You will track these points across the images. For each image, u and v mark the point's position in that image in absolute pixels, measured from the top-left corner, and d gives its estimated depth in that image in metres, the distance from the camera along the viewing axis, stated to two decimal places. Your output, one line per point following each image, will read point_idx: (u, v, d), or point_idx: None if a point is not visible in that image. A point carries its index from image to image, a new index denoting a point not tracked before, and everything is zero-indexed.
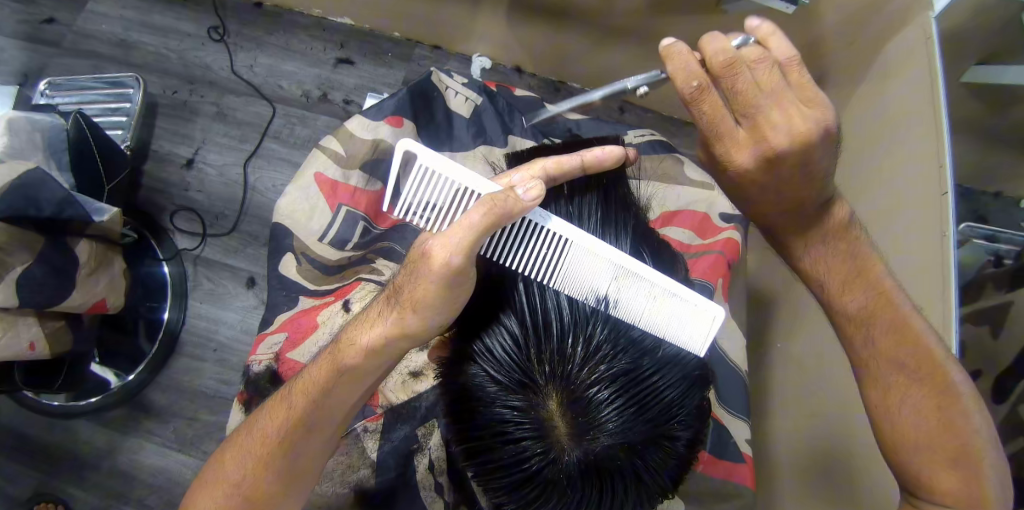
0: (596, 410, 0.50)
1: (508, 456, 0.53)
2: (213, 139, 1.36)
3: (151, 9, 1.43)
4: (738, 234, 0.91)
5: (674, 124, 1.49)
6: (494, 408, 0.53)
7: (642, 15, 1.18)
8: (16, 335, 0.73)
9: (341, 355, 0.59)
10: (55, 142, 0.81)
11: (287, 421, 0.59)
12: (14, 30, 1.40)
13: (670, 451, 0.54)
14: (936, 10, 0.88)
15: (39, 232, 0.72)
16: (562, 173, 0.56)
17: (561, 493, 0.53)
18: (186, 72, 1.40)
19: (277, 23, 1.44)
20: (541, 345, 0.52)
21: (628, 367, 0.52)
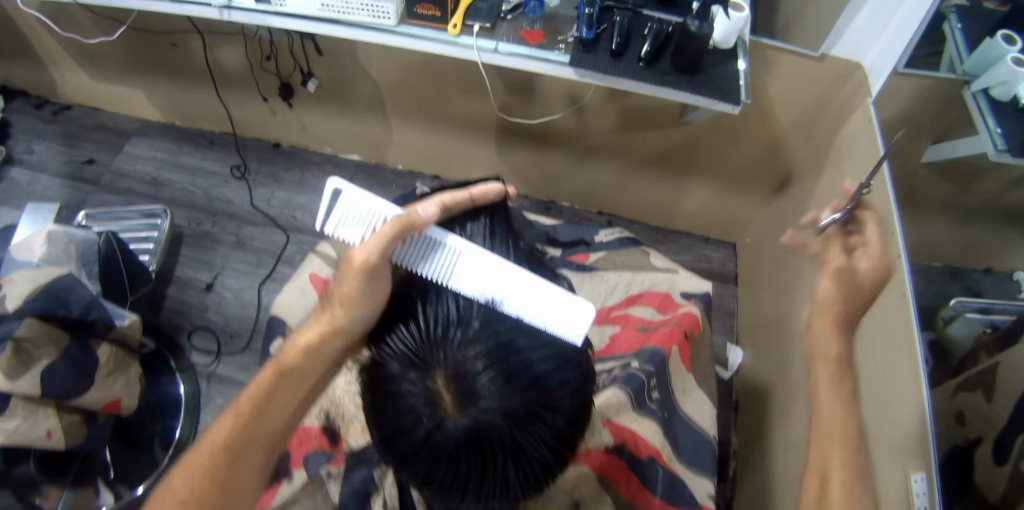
0: (476, 378, 0.48)
1: (397, 429, 0.50)
2: (231, 265, 1.47)
3: (181, 152, 1.63)
4: (698, 309, 0.96)
5: (658, 232, 1.57)
6: (385, 381, 0.51)
7: (615, 133, 1.32)
8: (34, 424, 0.78)
9: (284, 359, 0.65)
10: (88, 254, 0.93)
11: (234, 429, 0.63)
12: (59, 170, 1.59)
13: (558, 429, 0.51)
14: (872, 96, 0.99)
15: (65, 330, 0.83)
16: (455, 206, 0.59)
17: (449, 464, 0.49)
18: (209, 206, 1.55)
19: (294, 161, 1.63)
20: (430, 328, 0.51)
21: (505, 341, 0.50)
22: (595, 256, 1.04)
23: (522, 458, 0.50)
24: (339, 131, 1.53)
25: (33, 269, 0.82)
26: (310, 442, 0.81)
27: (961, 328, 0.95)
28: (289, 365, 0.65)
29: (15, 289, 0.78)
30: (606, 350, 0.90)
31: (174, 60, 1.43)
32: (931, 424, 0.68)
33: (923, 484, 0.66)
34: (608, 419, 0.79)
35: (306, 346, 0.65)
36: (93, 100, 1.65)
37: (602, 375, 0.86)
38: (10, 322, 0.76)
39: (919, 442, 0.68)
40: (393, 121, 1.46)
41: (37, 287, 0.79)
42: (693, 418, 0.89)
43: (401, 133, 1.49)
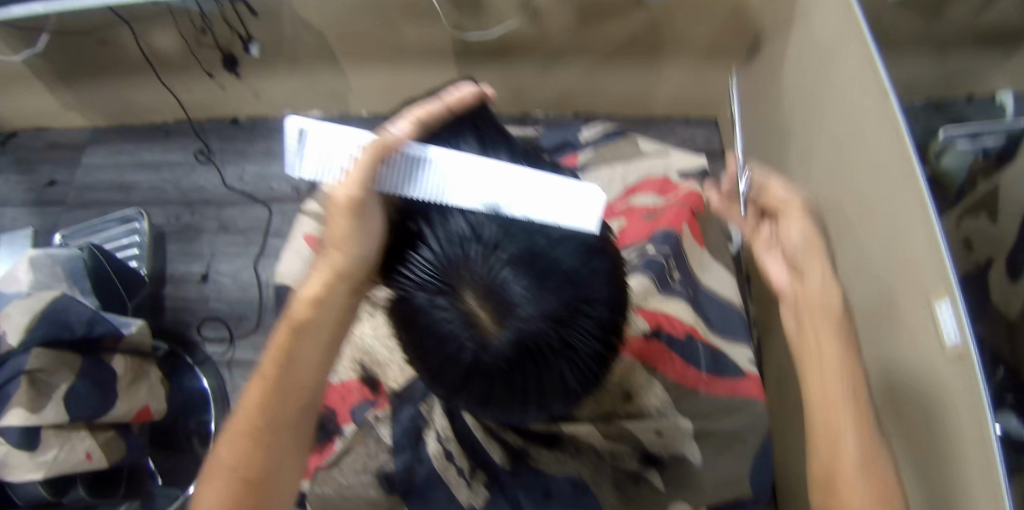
0: (508, 290, 0.48)
1: (445, 356, 0.52)
2: (221, 250, 1.44)
3: (139, 149, 1.56)
4: (696, 185, 0.97)
5: (640, 122, 1.53)
6: (419, 314, 0.52)
7: (578, 34, 1.26)
8: (72, 450, 0.79)
9: (294, 314, 0.62)
10: (76, 271, 0.90)
11: (265, 394, 0.60)
12: (24, 199, 1.54)
13: (597, 319, 0.54)
14: None
15: (76, 352, 0.82)
16: (430, 119, 0.56)
17: (503, 375, 0.51)
18: (183, 197, 1.50)
19: (256, 133, 1.55)
20: (451, 251, 0.50)
21: (524, 248, 0.50)
22: (583, 157, 1.04)
23: (570, 353, 0.53)
24: (292, 89, 1.46)
25: (24, 298, 0.79)
26: (352, 393, 0.85)
27: (953, 160, 0.89)
28: (300, 318, 0.62)
29: (13, 322, 0.76)
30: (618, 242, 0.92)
31: (107, 55, 1.35)
32: (947, 253, 0.67)
33: (948, 311, 0.66)
34: (641, 307, 0.83)
35: (308, 296, 0.62)
36: (34, 118, 1.57)
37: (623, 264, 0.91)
38: (19, 355, 0.75)
39: (937, 272, 0.68)
40: (345, 68, 1.38)
41: (34, 316, 0.77)
42: (716, 289, 0.93)
43: (357, 78, 1.42)
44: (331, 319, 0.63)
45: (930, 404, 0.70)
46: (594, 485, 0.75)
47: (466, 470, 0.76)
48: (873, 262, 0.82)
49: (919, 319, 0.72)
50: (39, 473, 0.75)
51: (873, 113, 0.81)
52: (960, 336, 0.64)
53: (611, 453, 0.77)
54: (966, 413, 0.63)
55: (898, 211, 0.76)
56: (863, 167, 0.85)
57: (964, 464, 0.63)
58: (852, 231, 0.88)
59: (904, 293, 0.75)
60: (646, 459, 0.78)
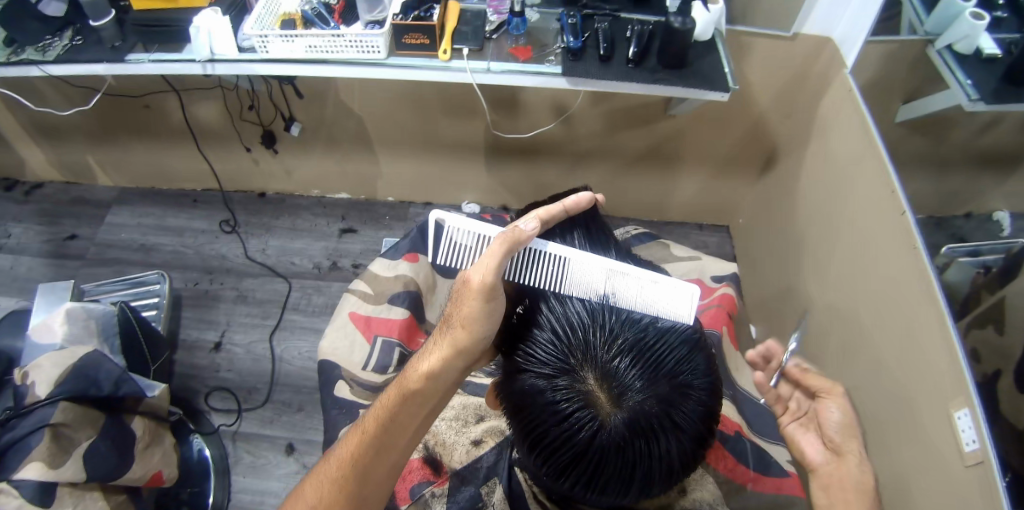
0: (622, 375, 0.53)
1: (557, 437, 0.53)
2: (237, 320, 1.45)
3: (166, 214, 1.61)
4: (731, 288, 0.99)
5: (653, 225, 1.59)
6: (536, 394, 0.54)
7: (602, 136, 1.34)
8: (85, 509, 0.76)
9: (405, 381, 0.62)
10: (108, 326, 0.90)
11: (362, 444, 0.62)
12: (40, 249, 1.55)
13: (701, 407, 0.54)
14: (848, 66, 1.04)
15: (98, 409, 0.81)
16: (552, 218, 0.61)
17: (616, 459, 0.52)
18: (204, 264, 1.53)
19: (282, 209, 1.62)
20: (570, 338, 0.56)
21: (636, 338, 0.55)
22: None
23: (680, 440, 0.52)
24: (328, 172, 1.54)
25: (57, 352, 0.80)
26: (414, 474, 0.81)
27: (957, 272, 0.97)
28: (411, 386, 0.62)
29: (44, 375, 0.77)
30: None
31: (148, 121, 1.41)
32: (964, 363, 0.70)
33: (967, 420, 0.68)
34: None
35: (423, 368, 0.62)
36: (70, 174, 1.62)
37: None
38: (46, 407, 0.75)
39: (954, 381, 0.70)
40: (379, 155, 1.47)
41: (65, 370, 0.78)
42: (753, 392, 0.94)
43: (390, 166, 1.50)
44: (438, 395, 0.62)
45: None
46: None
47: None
48: (886, 371, 0.84)
49: (938, 430, 0.72)
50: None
51: (887, 229, 0.87)
52: (980, 443, 0.66)
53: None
54: None
55: (912, 322, 0.79)
56: (875, 277, 0.89)
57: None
58: (867, 339, 0.91)
59: (920, 403, 0.76)
60: None
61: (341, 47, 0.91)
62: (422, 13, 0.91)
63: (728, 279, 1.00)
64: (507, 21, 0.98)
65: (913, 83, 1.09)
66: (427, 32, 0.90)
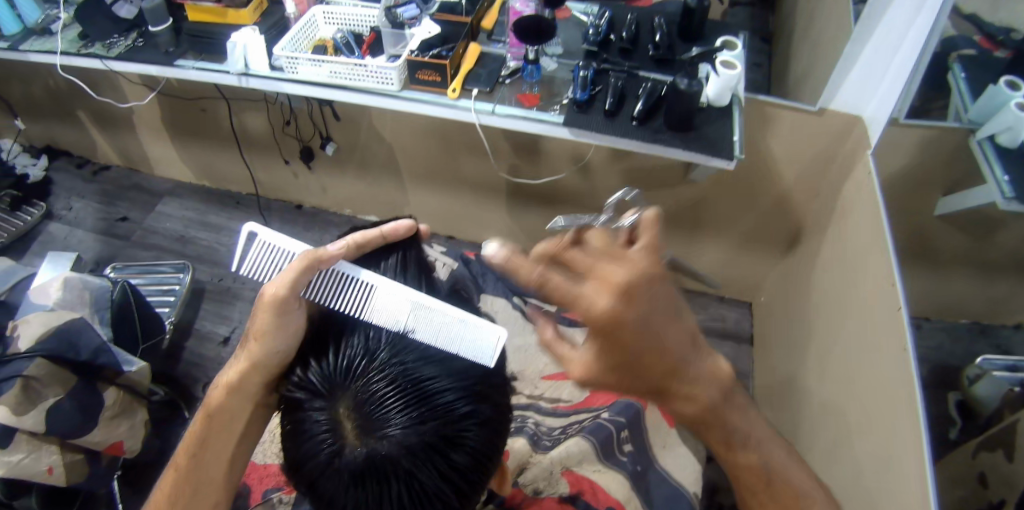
0: (377, 407, 0.48)
1: (305, 460, 0.50)
2: (249, 319, 1.50)
3: (209, 212, 1.71)
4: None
5: None
6: (296, 410, 0.51)
7: (620, 191, 1.33)
8: (38, 458, 0.86)
9: (210, 402, 0.65)
10: (101, 300, 1.06)
11: (174, 479, 0.64)
12: (94, 226, 1.69)
13: (460, 465, 0.49)
14: (871, 146, 0.99)
15: (72, 372, 0.91)
16: (367, 243, 0.59)
17: (351, 494, 0.48)
18: (231, 262, 1.61)
19: (313, 222, 1.68)
20: (346, 359, 0.51)
21: (409, 372, 0.49)
22: None
23: (426, 491, 0.48)
24: (357, 193, 1.59)
25: (48, 313, 0.94)
26: (270, 478, 0.82)
27: (986, 388, 0.92)
28: (216, 406, 0.64)
29: (30, 331, 0.90)
30: (582, 401, 0.94)
31: (203, 125, 1.53)
32: (931, 484, 0.60)
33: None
34: (566, 468, 0.79)
35: (228, 381, 0.63)
36: (133, 161, 1.77)
37: (573, 425, 0.88)
38: (20, 361, 0.85)
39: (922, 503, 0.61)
40: (408, 184, 1.51)
41: (48, 330, 0.90)
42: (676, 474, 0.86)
43: (417, 196, 1.54)
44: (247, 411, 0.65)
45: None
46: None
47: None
48: (867, 484, 0.76)
49: None
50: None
51: (884, 326, 0.80)
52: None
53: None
54: None
55: (890, 431, 0.71)
56: (866, 374, 0.82)
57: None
58: (851, 442, 0.82)
59: None
60: None
61: (361, 76, 0.97)
62: (441, 52, 0.96)
63: None
64: (522, 68, 1.01)
65: (956, 175, 1.02)
66: (439, 70, 0.94)
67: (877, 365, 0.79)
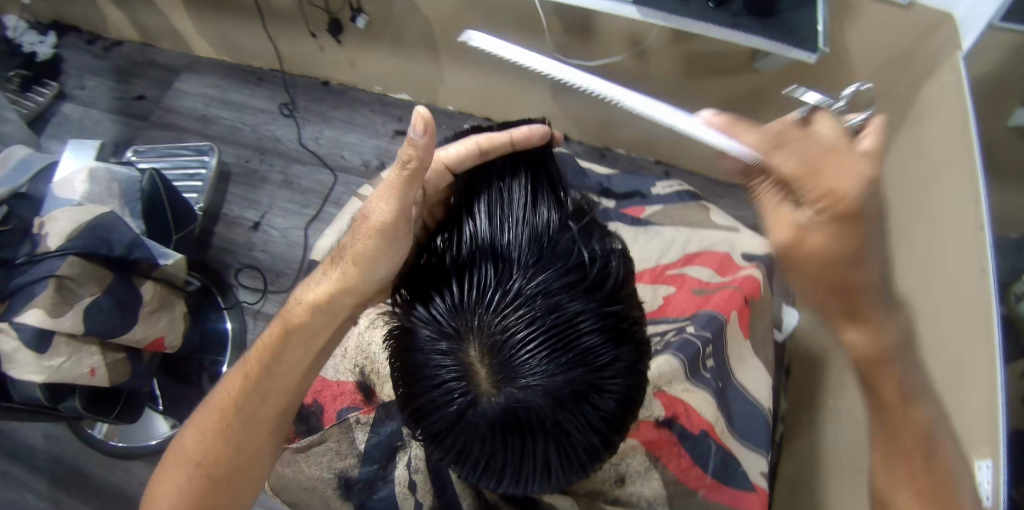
0: (513, 352, 0.46)
1: (430, 406, 0.48)
2: (278, 204, 1.47)
3: (229, 89, 1.62)
4: (758, 273, 0.90)
5: (719, 185, 1.47)
6: (417, 351, 0.49)
7: (674, 80, 1.23)
8: (78, 361, 0.89)
9: (288, 316, 0.67)
10: (130, 192, 1.02)
11: (244, 387, 0.66)
12: (110, 106, 1.62)
13: (602, 411, 0.48)
14: (962, 48, 0.88)
15: (108, 268, 0.92)
16: (491, 148, 0.57)
17: (485, 442, 0.47)
18: (257, 143, 1.55)
19: (342, 99, 1.58)
20: (471, 297, 0.48)
21: (547, 312, 0.46)
22: (650, 210, 1.01)
23: (566, 438, 0.47)
24: (388, 70, 1.48)
25: (74, 208, 0.91)
26: (345, 396, 0.74)
27: None
28: (297, 322, 0.67)
29: (59, 228, 0.87)
30: (656, 312, 0.88)
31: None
32: (1003, 411, 0.62)
33: (987, 472, 0.62)
34: (659, 390, 0.78)
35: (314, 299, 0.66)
36: (142, 35, 1.64)
37: (654, 337, 0.85)
38: (54, 259, 0.85)
39: (989, 428, 0.63)
40: (442, 61, 1.40)
41: (78, 227, 0.88)
42: (750, 392, 0.86)
43: (453, 75, 1.43)
44: (327, 325, 0.67)
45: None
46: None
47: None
48: None
49: None
50: (41, 375, 0.85)
51: (959, 244, 0.76)
52: (993, 501, 0.61)
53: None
54: None
55: (953, 353, 0.72)
56: (929, 293, 0.80)
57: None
58: None
59: None
60: None
61: None
62: None
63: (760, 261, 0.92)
64: None
65: None
66: None
67: (946, 283, 0.77)
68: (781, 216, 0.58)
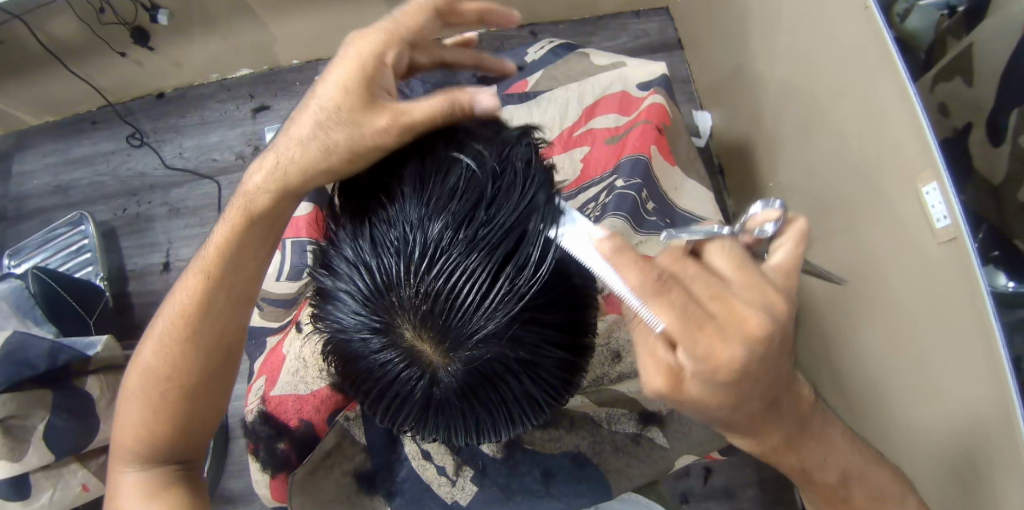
0: (446, 319, 0.40)
1: (398, 398, 0.47)
2: (177, 235, 1.35)
3: (68, 145, 1.41)
4: (661, 96, 0.88)
5: (587, 23, 1.39)
6: (360, 357, 0.45)
7: None
8: (64, 487, 0.85)
9: (252, 202, 0.55)
10: (21, 303, 0.91)
11: (205, 285, 0.57)
12: None
13: (560, 326, 0.45)
14: None
15: (41, 389, 0.83)
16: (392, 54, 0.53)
17: (462, 406, 0.46)
18: (126, 187, 1.39)
19: (187, 104, 1.41)
20: (380, 280, 0.42)
21: (466, 261, 0.40)
22: (533, 80, 0.97)
23: (539, 368, 0.45)
24: (216, 54, 1.32)
25: None
26: (326, 403, 0.70)
27: (919, 19, 0.97)
28: (266, 204, 0.55)
29: None
30: (582, 177, 0.88)
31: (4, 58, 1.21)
32: (931, 131, 0.63)
33: (936, 194, 0.63)
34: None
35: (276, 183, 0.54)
36: None
37: (591, 205, 0.84)
38: None
39: (924, 153, 0.64)
40: (265, 19, 1.24)
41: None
42: (695, 212, 0.87)
43: (283, 28, 1.27)
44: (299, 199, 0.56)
45: (973, 431, 0.62)
46: (592, 455, 0.71)
47: (449, 468, 0.69)
48: (847, 150, 0.79)
49: (905, 206, 0.68)
50: None
51: None
52: (951, 218, 0.61)
53: (609, 418, 0.73)
54: (965, 300, 0.61)
55: (868, 95, 0.72)
56: (826, 49, 0.80)
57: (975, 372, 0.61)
58: (826, 119, 0.83)
59: (883, 175, 0.72)
60: (646, 419, 0.73)
61: None
62: None
63: (656, 85, 0.91)
64: None
65: None
66: None
67: (839, 32, 0.76)
68: (655, 358, 0.41)
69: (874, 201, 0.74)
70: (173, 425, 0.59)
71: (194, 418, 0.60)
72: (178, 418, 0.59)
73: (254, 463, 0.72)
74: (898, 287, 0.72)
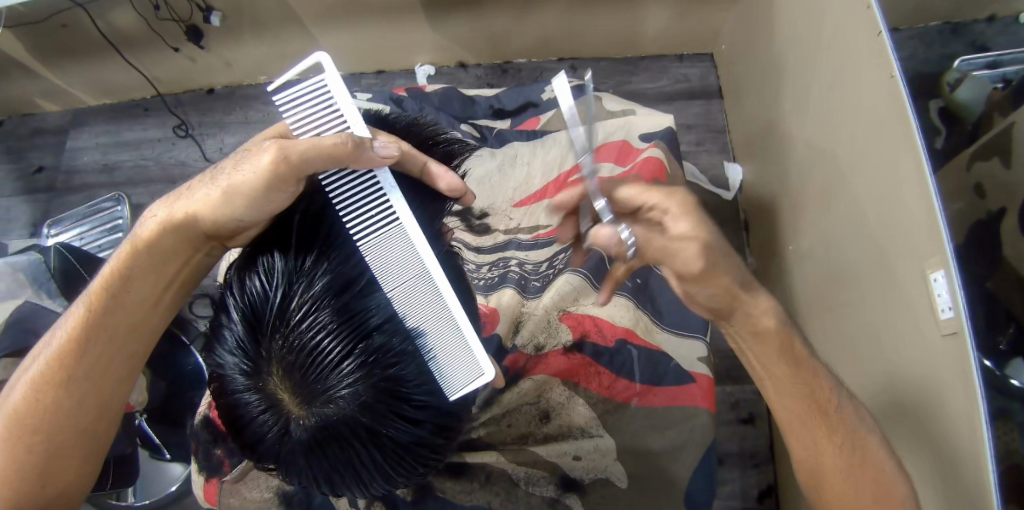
0: (307, 372, 0.44)
1: (257, 441, 0.49)
2: None
3: (120, 128, 1.50)
4: (660, 150, 0.89)
5: (628, 63, 1.39)
6: (230, 393, 0.49)
7: None
8: None
9: (150, 239, 0.58)
10: (37, 274, 0.94)
11: (83, 325, 0.58)
12: (13, 187, 1.48)
13: (422, 402, 0.48)
14: None
15: None
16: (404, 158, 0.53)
17: (312, 463, 0.48)
18: (166, 174, 1.45)
19: (233, 102, 1.47)
20: (261, 324, 0.46)
21: (336, 321, 0.45)
22: (545, 118, 0.98)
23: (393, 439, 0.47)
24: (265, 58, 1.38)
25: None
26: None
27: (969, 90, 0.93)
28: (146, 241, 0.58)
29: None
30: None
31: (68, 42, 1.29)
32: (942, 213, 0.60)
33: (942, 283, 0.59)
34: (565, 312, 0.81)
35: (195, 213, 0.56)
36: (12, 105, 1.49)
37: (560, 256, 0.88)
38: None
39: (933, 237, 0.61)
40: (311, 30, 1.29)
41: None
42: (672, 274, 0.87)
43: (327, 38, 1.32)
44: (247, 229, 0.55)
45: None
46: None
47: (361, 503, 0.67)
48: (865, 222, 0.75)
49: (915, 293, 0.64)
50: None
51: (865, 60, 0.73)
52: (955, 309, 0.58)
53: (526, 478, 0.72)
54: (956, 387, 0.57)
55: (884, 170, 0.70)
56: (852, 115, 0.77)
57: (966, 473, 0.56)
58: (846, 189, 0.80)
59: (893, 254, 0.68)
60: (565, 484, 0.72)
61: None
62: None
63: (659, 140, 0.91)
64: None
65: None
66: None
67: (864, 104, 0.74)
68: None
69: (889, 284, 0.70)
70: (38, 484, 0.58)
71: (62, 481, 0.59)
72: (36, 471, 0.57)
73: (194, 464, 0.74)
74: (903, 378, 0.67)
